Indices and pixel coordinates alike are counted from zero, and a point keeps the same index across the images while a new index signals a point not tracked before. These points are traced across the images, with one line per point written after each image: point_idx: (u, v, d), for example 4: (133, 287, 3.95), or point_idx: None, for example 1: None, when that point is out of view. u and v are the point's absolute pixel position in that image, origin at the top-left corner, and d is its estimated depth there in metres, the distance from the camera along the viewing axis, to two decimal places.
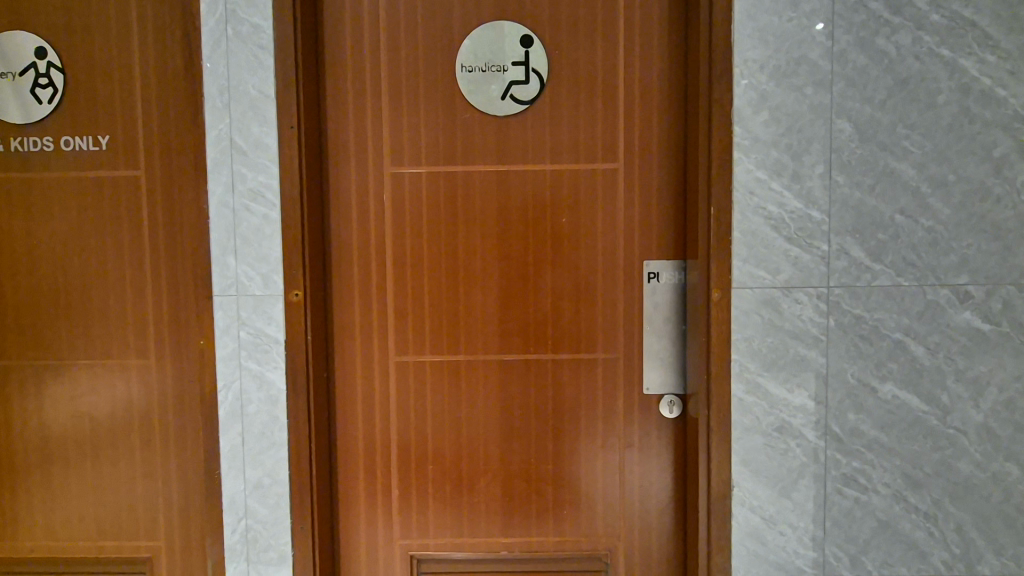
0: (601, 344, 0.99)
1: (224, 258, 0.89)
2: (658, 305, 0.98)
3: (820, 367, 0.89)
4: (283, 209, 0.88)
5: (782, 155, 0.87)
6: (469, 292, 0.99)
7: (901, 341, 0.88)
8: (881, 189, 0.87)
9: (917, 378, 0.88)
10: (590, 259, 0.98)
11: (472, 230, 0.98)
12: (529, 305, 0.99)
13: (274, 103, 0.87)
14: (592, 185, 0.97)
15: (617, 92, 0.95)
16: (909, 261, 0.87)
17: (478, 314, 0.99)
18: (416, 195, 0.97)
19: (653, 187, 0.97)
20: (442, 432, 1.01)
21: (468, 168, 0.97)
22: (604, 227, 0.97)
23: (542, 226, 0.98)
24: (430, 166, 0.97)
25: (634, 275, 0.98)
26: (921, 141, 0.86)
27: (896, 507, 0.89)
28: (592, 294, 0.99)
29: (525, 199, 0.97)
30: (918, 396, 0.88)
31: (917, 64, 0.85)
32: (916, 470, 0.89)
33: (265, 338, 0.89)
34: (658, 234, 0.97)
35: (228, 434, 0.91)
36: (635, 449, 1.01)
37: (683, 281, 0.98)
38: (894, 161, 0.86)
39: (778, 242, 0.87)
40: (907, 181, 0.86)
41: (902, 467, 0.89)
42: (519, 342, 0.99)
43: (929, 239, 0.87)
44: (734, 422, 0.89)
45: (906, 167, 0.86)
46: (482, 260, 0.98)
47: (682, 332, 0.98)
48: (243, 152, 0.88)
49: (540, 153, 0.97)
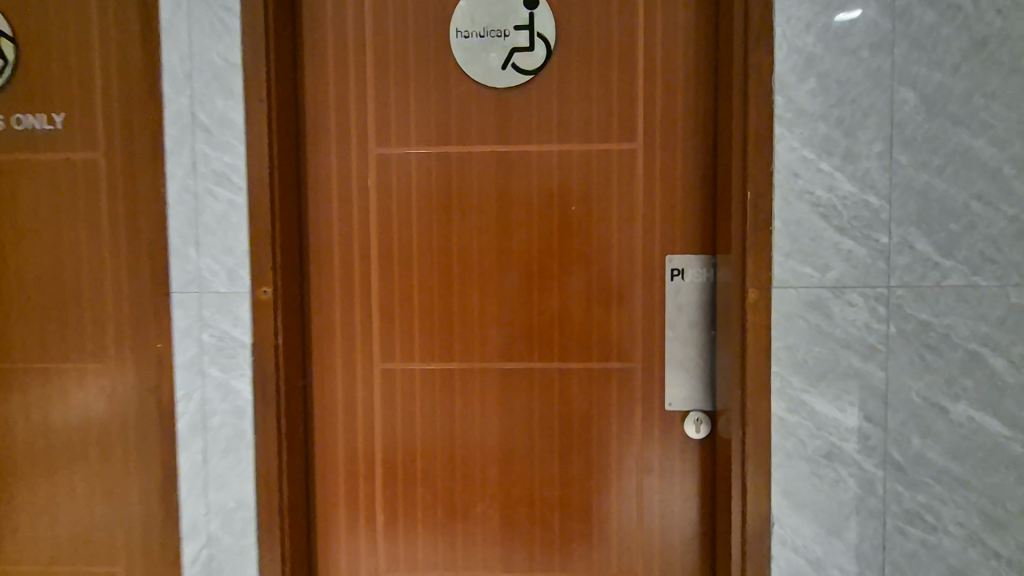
0: (616, 352, 0.86)
1: (186, 250, 0.79)
2: (683, 307, 0.84)
3: (878, 382, 0.74)
4: (251, 193, 0.77)
5: (832, 130, 0.73)
6: (464, 291, 0.87)
7: (978, 352, 0.73)
8: (954, 170, 0.72)
9: (998, 398, 0.73)
10: (603, 253, 0.85)
11: (468, 221, 0.86)
12: (533, 306, 0.86)
13: (241, 72, 0.76)
14: (606, 169, 0.84)
15: (635, 62, 0.83)
16: (988, 256, 0.72)
17: (476, 316, 0.87)
18: (405, 180, 0.85)
19: (676, 170, 0.84)
20: (435, 450, 0.89)
21: (464, 149, 0.85)
22: (620, 218, 0.85)
23: (548, 216, 0.85)
24: (422, 148, 0.85)
25: (655, 272, 0.85)
26: (1004, 112, 0.72)
27: (972, 553, 0.74)
28: (605, 294, 0.86)
29: (528, 184, 0.85)
30: (999, 418, 0.73)
31: (999, 21, 0.71)
32: (996, 508, 0.74)
33: (230, 342, 0.78)
34: (683, 225, 0.84)
35: (188, 450, 0.80)
36: (655, 472, 0.87)
37: (712, 279, 0.84)
38: (970, 138, 0.72)
39: (828, 234, 0.74)
40: (986, 160, 0.72)
41: (979, 503, 0.74)
42: (522, 349, 0.87)
43: (1013, 230, 0.72)
44: (774, 446, 0.76)
45: (985, 144, 0.72)
46: (480, 255, 0.86)
47: (711, 338, 0.84)
48: (206, 130, 0.77)
49: (547, 132, 0.84)
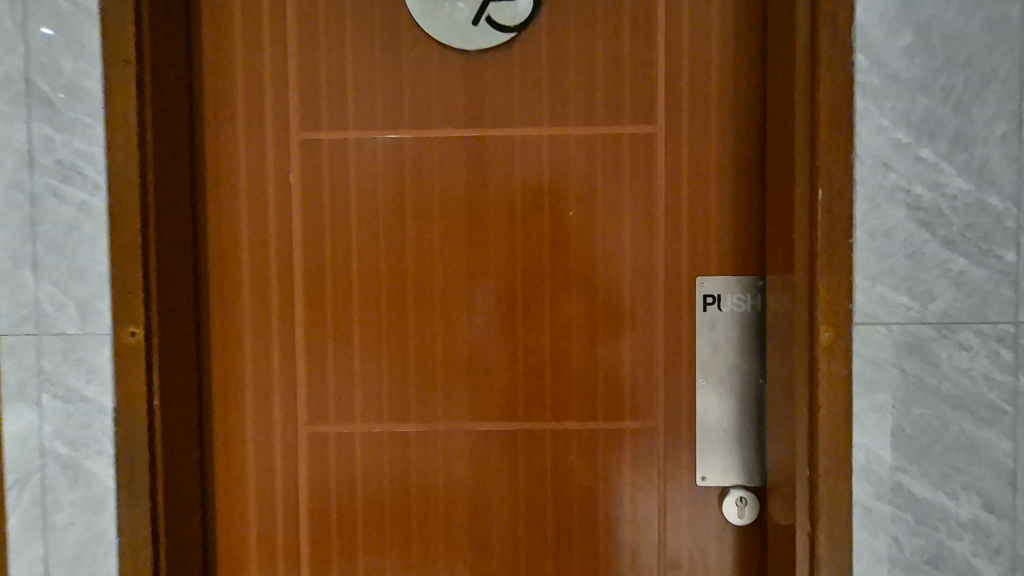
0: (629, 406, 0.64)
1: (20, 274, 0.55)
2: (720, 344, 0.63)
3: (1001, 457, 0.53)
4: (111, 193, 0.54)
5: (935, 103, 0.52)
6: (423, 325, 0.64)
7: None
8: None
9: None
10: (612, 274, 0.63)
11: (428, 231, 0.63)
12: (518, 346, 0.64)
13: (96, 20, 0.54)
14: (615, 160, 0.62)
15: (652, 16, 0.61)
16: None
17: (438, 360, 0.64)
18: (342, 177, 0.63)
19: (710, 162, 0.62)
20: (383, 543, 0.65)
21: (423, 135, 0.63)
22: (633, 227, 0.63)
23: (537, 225, 0.63)
24: (364, 133, 0.62)
25: (681, 300, 0.63)
26: None
27: None
28: (615, 329, 0.64)
29: (511, 182, 0.63)
30: None
31: None
32: None
33: (81, 405, 0.55)
34: (718, 236, 0.63)
35: (21, 559, 0.56)
36: (682, 570, 0.65)
37: (760, 308, 0.63)
38: None
39: (931, 249, 0.52)
40: None
41: None
42: (501, 403, 0.64)
43: None
44: (857, 548, 0.54)
45: None
46: (444, 276, 0.63)
47: (758, 387, 0.63)
48: (48, 103, 0.54)
49: (534, 111, 0.62)
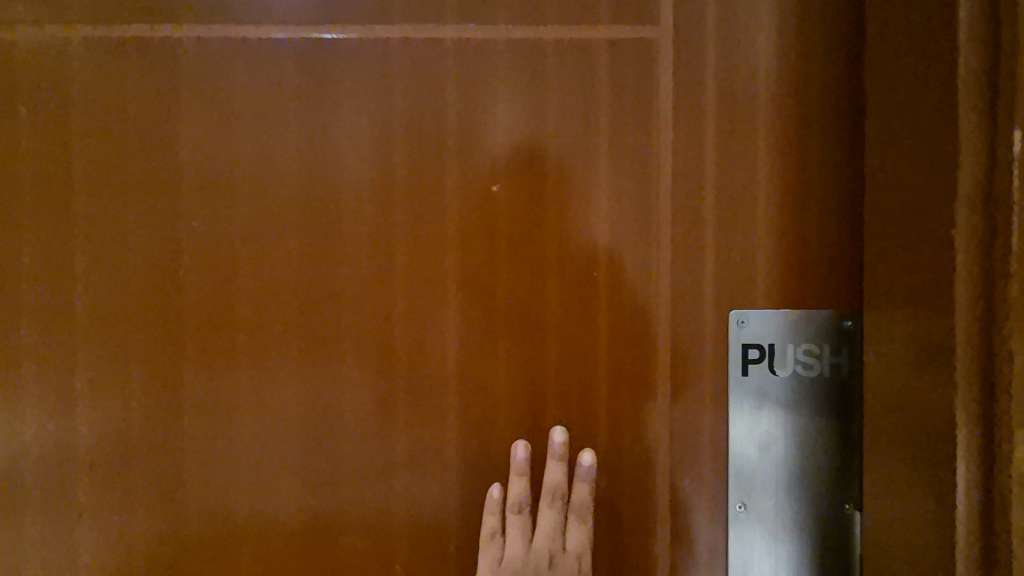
0: (601, 547, 0.35)
1: None
2: (769, 435, 0.34)
3: None
4: None
5: None
6: (220, 391, 0.34)
7: None
8: None
9: None
10: (571, 301, 0.34)
11: (230, 217, 0.34)
12: (396, 434, 0.34)
13: None
14: (580, 96, 0.34)
15: None
16: None
17: (247, 456, 0.34)
18: (76, 127, 0.34)
19: (759, 101, 0.34)
20: None
21: (226, 48, 0.34)
22: (608, 223, 0.34)
23: (433, 208, 0.34)
24: (113, 44, 0.34)
25: (702, 352, 0.34)
26: None
27: None
28: (578, 400, 0.34)
29: (388, 130, 0.34)
30: None
31: None
32: None
33: None
34: (775, 238, 0.34)
35: None
36: None
37: (851, 370, 0.33)
38: None
39: None
40: None
41: None
42: (361, 539, 0.35)
43: None
44: None
45: None
46: (260, 301, 0.34)
47: (839, 517, 0.33)
48: None
49: (432, 11, 0.34)
